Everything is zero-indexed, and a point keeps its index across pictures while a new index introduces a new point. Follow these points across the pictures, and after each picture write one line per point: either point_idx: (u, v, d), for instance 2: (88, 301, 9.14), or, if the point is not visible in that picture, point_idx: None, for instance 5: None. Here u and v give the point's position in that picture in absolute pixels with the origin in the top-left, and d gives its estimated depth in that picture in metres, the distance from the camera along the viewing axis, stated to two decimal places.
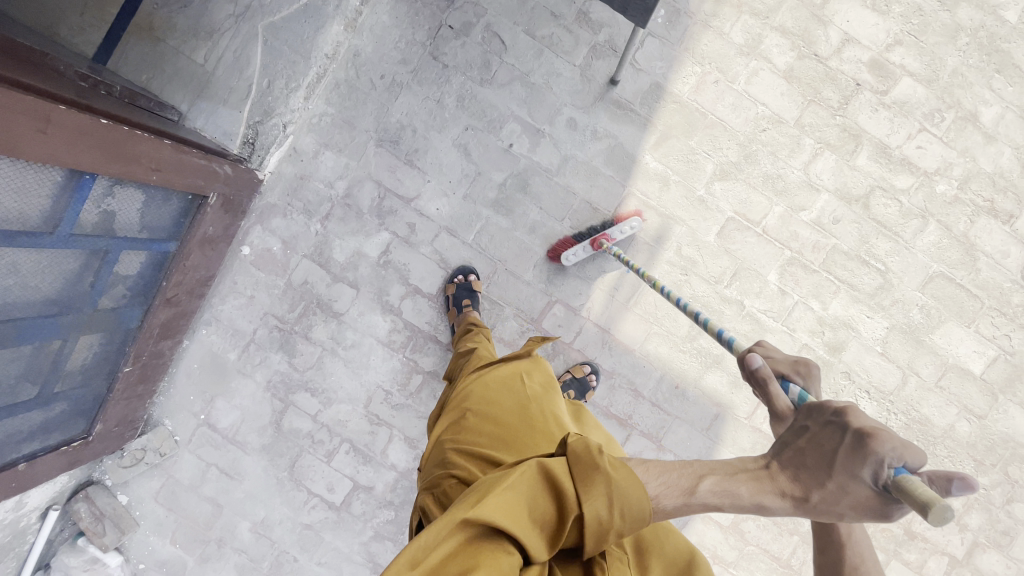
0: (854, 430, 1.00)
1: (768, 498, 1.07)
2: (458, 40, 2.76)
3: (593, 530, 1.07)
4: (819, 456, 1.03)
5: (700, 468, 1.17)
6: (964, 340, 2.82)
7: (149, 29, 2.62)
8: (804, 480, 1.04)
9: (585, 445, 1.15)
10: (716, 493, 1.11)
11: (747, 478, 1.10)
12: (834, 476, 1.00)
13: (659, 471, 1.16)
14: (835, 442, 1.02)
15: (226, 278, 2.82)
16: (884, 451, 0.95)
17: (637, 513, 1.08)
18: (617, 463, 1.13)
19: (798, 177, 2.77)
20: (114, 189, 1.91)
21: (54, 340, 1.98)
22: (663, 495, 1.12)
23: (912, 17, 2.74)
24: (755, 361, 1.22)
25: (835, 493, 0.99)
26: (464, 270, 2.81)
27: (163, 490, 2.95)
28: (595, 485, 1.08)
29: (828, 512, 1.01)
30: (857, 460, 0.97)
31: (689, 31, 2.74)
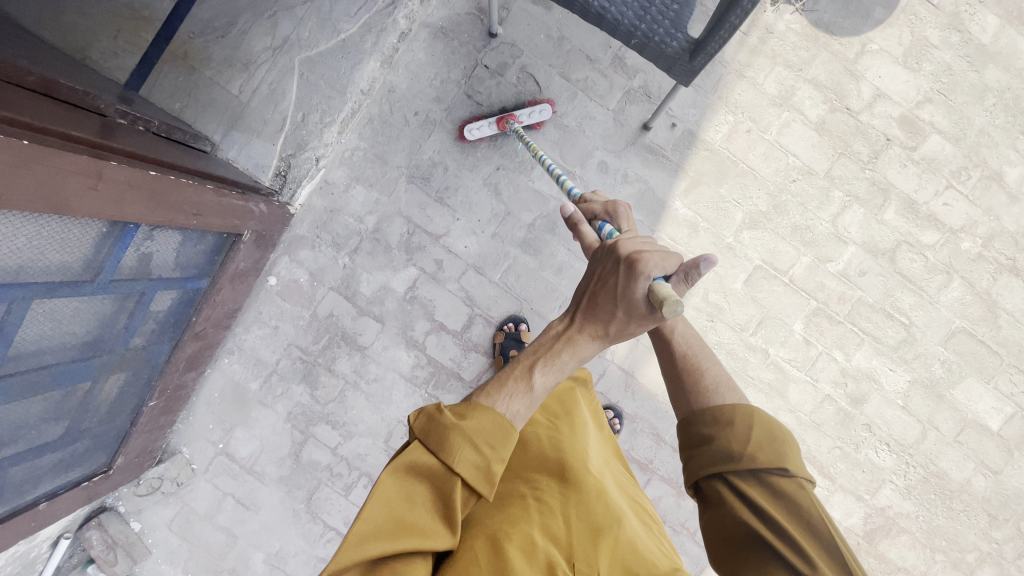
0: (625, 262, 1.23)
1: (581, 347, 1.24)
2: (493, 80, 2.77)
3: (479, 481, 1.05)
4: (608, 293, 1.24)
5: (527, 361, 1.23)
6: (983, 396, 2.84)
7: (184, 58, 2.60)
8: (602, 318, 1.25)
9: (428, 414, 1.10)
10: (549, 374, 1.21)
11: (565, 345, 1.24)
12: (622, 307, 1.22)
13: (499, 388, 1.17)
14: (617, 277, 1.23)
15: (251, 308, 2.80)
16: (647, 268, 1.19)
17: (501, 434, 1.09)
18: (463, 411, 1.11)
19: (826, 229, 2.79)
20: (154, 233, 1.89)
21: (85, 382, 1.96)
22: (513, 404, 1.15)
23: (942, 76, 2.77)
24: (567, 209, 1.44)
25: (625, 319, 1.23)
26: (514, 319, 2.82)
27: (177, 518, 2.92)
28: (453, 445, 1.05)
29: (624, 335, 1.25)
30: (633, 285, 1.19)
31: (723, 80, 2.76)
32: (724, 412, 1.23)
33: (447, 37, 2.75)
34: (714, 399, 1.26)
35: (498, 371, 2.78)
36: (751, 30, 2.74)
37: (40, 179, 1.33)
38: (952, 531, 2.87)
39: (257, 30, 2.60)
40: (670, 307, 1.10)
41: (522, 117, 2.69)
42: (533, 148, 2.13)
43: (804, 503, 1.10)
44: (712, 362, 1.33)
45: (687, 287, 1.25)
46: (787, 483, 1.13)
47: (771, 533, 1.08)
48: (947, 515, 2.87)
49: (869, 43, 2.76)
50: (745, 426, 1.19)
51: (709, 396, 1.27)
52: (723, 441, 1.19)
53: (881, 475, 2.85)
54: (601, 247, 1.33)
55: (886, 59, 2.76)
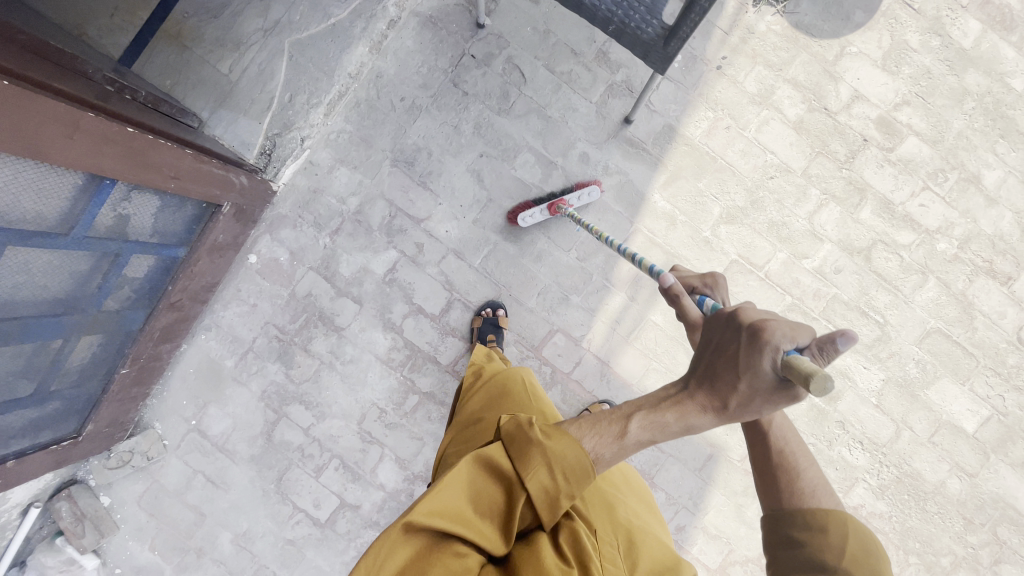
0: (747, 329, 1.07)
1: (693, 416, 1.14)
2: (480, 70, 2.82)
3: (544, 501, 1.11)
4: (727, 364, 1.09)
5: (627, 409, 1.21)
6: (958, 397, 2.85)
7: (177, 37, 2.67)
8: (721, 390, 1.11)
9: (517, 422, 1.18)
10: (645, 429, 1.16)
11: (671, 406, 1.15)
12: (744, 378, 1.06)
13: (590, 425, 1.19)
14: (738, 346, 1.08)
15: (230, 285, 2.82)
16: (775, 338, 1.01)
17: (578, 468, 1.12)
18: (550, 431, 1.16)
19: (803, 226, 2.82)
20: (132, 194, 1.93)
21: (56, 340, 1.98)
22: (598, 446, 1.15)
23: (920, 80, 2.83)
24: (668, 280, 1.38)
25: (749, 393, 1.06)
26: (492, 304, 2.84)
27: (147, 494, 2.90)
28: (532, 460, 1.12)
29: (745, 413, 1.09)
30: (757, 357, 1.03)
31: (704, 77, 2.82)
32: (819, 517, 1.09)
33: (436, 26, 2.80)
34: (809, 502, 1.12)
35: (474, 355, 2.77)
36: (732, 30, 2.81)
37: (15, 122, 1.39)
38: (926, 534, 2.85)
39: (250, 12, 2.67)
40: (818, 385, 0.87)
41: (573, 202, 2.74)
42: (601, 236, 2.15)
43: None
44: (809, 461, 1.18)
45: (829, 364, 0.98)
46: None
47: None
48: (920, 517, 2.85)
49: (848, 45, 2.82)
50: (840, 535, 1.05)
51: (804, 499, 1.12)
52: (816, 549, 1.05)
53: (854, 474, 2.84)
54: (719, 312, 1.19)
55: (864, 61, 2.82)
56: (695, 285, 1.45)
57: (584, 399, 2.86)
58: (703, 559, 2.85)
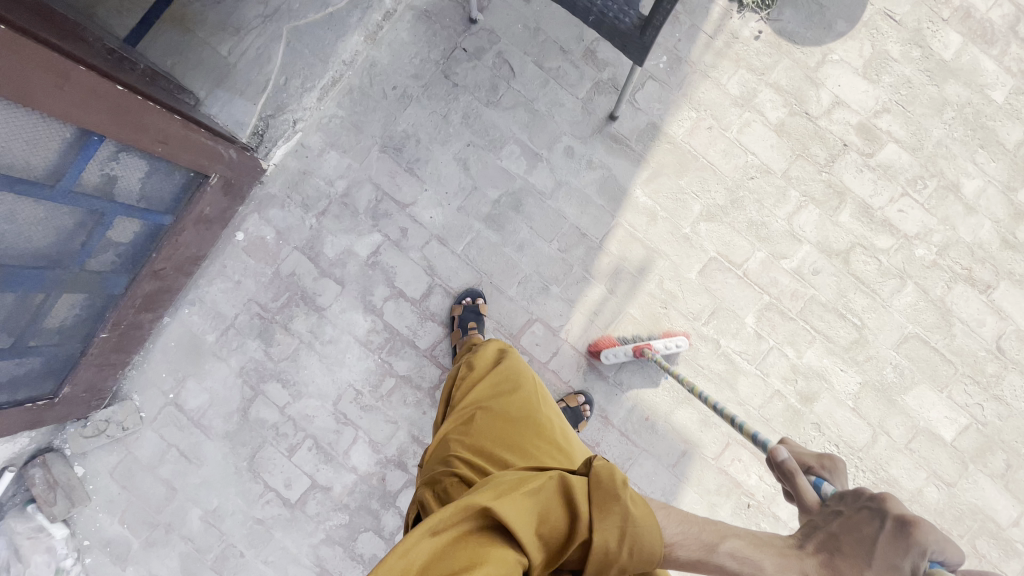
0: (893, 518, 0.97)
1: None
2: (471, 63, 2.91)
3: (599, 559, 1.07)
4: (856, 545, 0.99)
5: (723, 526, 1.16)
6: (936, 404, 2.85)
7: (182, 20, 2.78)
8: (839, 570, 0.99)
9: (612, 474, 1.14)
10: (736, 558, 1.11)
11: (773, 553, 1.08)
12: (874, 574, 0.95)
13: (680, 518, 1.16)
14: (876, 531, 0.98)
15: (217, 261, 2.87)
16: (927, 543, 0.93)
17: (647, 550, 1.08)
18: (638, 498, 1.13)
19: (782, 227, 2.85)
20: (121, 155, 2.02)
21: (36, 293, 2.06)
22: (676, 544, 1.12)
23: (901, 88, 2.90)
24: (781, 453, 1.17)
25: None
26: (471, 293, 2.87)
27: (120, 466, 2.90)
28: (611, 514, 1.09)
29: None
30: (904, 554, 0.94)
31: (689, 78, 2.89)
32: None
33: (430, 20, 2.90)
34: None
35: (455, 343, 2.77)
36: (717, 34, 2.90)
37: (1, 62, 1.52)
38: None
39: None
40: None
41: (660, 348, 2.75)
42: (697, 389, 2.18)
43: None
44: None
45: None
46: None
47: None
48: None
49: (830, 53, 2.90)
50: None
51: None
52: None
53: None
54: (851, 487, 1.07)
55: (845, 69, 2.89)
56: (809, 463, 1.19)
57: (560, 390, 2.86)
58: None
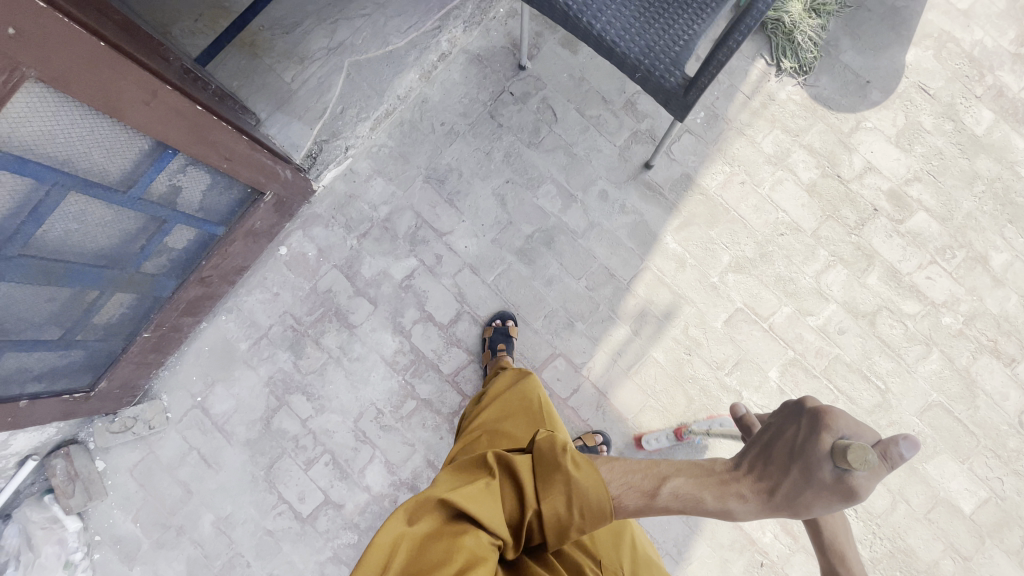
0: (808, 412, 1.18)
1: (733, 500, 1.20)
2: (516, 106, 3.06)
3: (556, 525, 1.21)
4: (783, 448, 1.19)
5: (666, 469, 1.28)
6: (957, 475, 2.83)
7: (251, 47, 2.98)
8: (770, 475, 1.19)
9: (551, 445, 1.29)
10: (679, 495, 1.24)
11: (712, 484, 1.23)
12: (797, 465, 1.15)
13: (622, 470, 1.27)
14: (796, 430, 1.18)
15: (258, 272, 2.99)
16: (838, 424, 1.13)
17: (596, 507, 1.20)
18: (580, 463, 1.25)
19: (809, 284, 2.89)
20: (188, 168, 2.14)
21: (91, 290, 2.18)
22: (625, 495, 1.23)
23: (932, 159, 2.98)
24: (741, 408, 1.53)
25: (799, 485, 1.14)
26: (502, 314, 2.95)
27: (140, 464, 2.96)
28: (555, 481, 1.22)
29: (793, 503, 1.15)
30: (816, 438, 1.13)
31: (724, 134, 3.01)
32: None
33: (482, 63, 3.08)
34: None
35: (485, 364, 2.85)
36: (754, 95, 3.02)
37: (100, 78, 1.62)
38: None
39: (318, 32, 2.97)
40: (860, 455, 1.05)
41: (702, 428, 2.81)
42: None
43: None
44: None
45: (886, 467, 1.09)
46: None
47: None
48: None
49: (864, 120, 3.00)
50: None
51: None
52: None
53: None
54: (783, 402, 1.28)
55: (878, 137, 2.98)
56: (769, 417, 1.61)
57: (578, 427, 2.87)
58: None
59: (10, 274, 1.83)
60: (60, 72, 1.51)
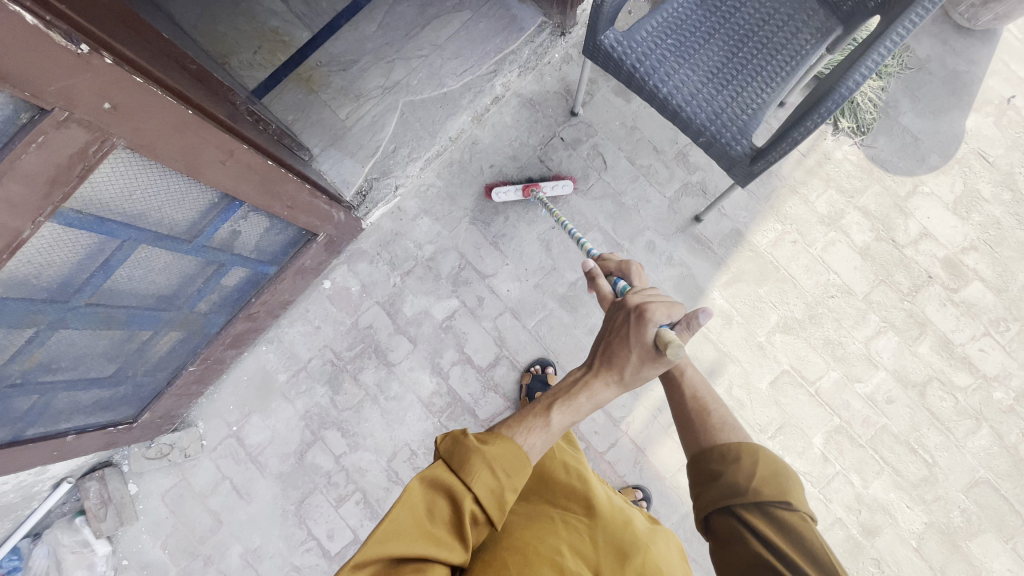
0: (635, 311, 1.39)
1: (597, 391, 1.37)
2: (566, 152, 3.05)
3: (491, 503, 1.12)
4: (621, 341, 1.39)
5: (543, 399, 1.36)
6: (1004, 557, 2.74)
7: (308, 82, 3.02)
8: (617, 366, 1.38)
9: (449, 437, 1.16)
10: (563, 413, 1.33)
11: (582, 391, 1.37)
12: (637, 352, 1.36)
13: (517, 421, 1.28)
14: (629, 324, 1.39)
15: (301, 304, 2.99)
16: (655, 314, 1.37)
17: (516, 464, 1.15)
18: (485, 437, 1.17)
19: (858, 349, 2.83)
20: (250, 215, 2.16)
21: (148, 331, 2.21)
22: (529, 436, 1.25)
23: (990, 229, 2.91)
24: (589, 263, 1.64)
25: (638, 365, 1.36)
26: (542, 361, 2.94)
27: (173, 490, 2.96)
28: (472, 467, 1.11)
29: (637, 380, 1.39)
30: (644, 332, 1.35)
31: (777, 191, 2.96)
32: (728, 447, 1.34)
33: (534, 108, 3.08)
34: (719, 437, 1.37)
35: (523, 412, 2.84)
36: (809, 153, 2.98)
37: (183, 141, 1.64)
38: None
39: (374, 71, 2.99)
40: (675, 349, 1.26)
41: (547, 189, 2.92)
42: None
43: (805, 532, 1.18)
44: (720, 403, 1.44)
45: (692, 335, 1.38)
46: (791, 515, 1.21)
47: (758, 543, 1.19)
48: None
49: (921, 184, 2.94)
50: (751, 463, 1.29)
51: (715, 433, 1.38)
52: (731, 476, 1.29)
53: None
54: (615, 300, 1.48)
55: (935, 202, 2.93)
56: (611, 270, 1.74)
57: (614, 482, 2.82)
58: None
59: (75, 321, 1.86)
60: (148, 140, 1.53)
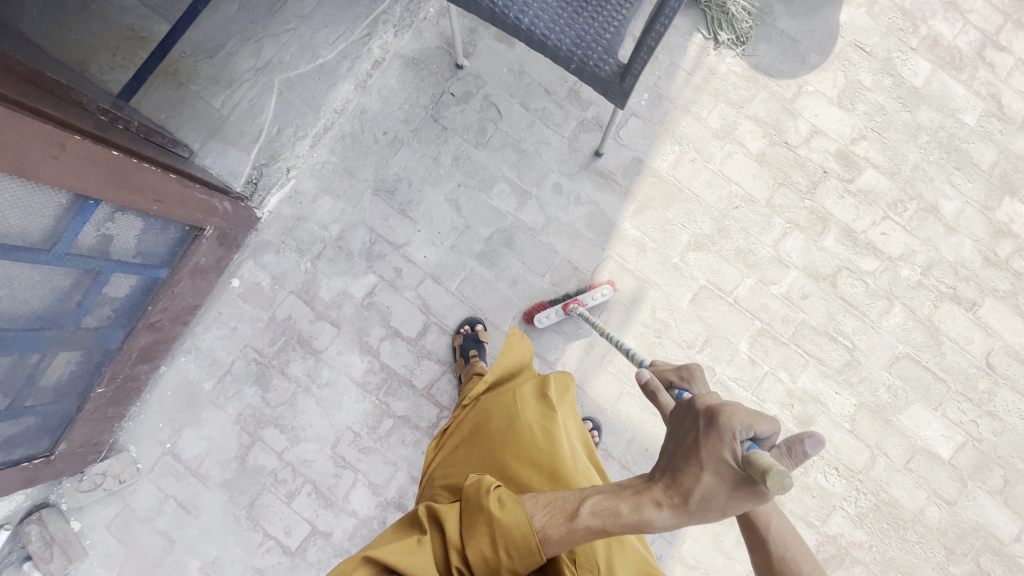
0: (707, 413, 1.11)
1: (649, 509, 1.12)
2: (459, 106, 2.99)
3: (484, 566, 1.23)
4: (688, 454, 1.10)
5: (580, 496, 1.23)
6: (931, 423, 2.90)
7: (175, 75, 2.86)
8: (681, 484, 1.10)
9: (478, 487, 1.31)
10: (596, 515, 1.17)
11: (628, 497, 1.16)
12: (709, 470, 1.07)
13: (546, 500, 1.26)
14: (697, 433, 1.10)
15: (213, 308, 2.89)
16: (733, 424, 1.06)
17: (519, 542, 1.21)
18: (505, 501, 1.26)
19: (769, 253, 2.91)
20: (116, 215, 2.11)
21: (34, 354, 2.11)
22: (549, 524, 1.21)
23: (875, 116, 3.01)
24: (644, 374, 1.36)
25: (709, 490, 1.07)
26: (470, 321, 2.90)
27: (117, 520, 2.84)
28: (478, 524, 1.25)
29: (707, 509, 1.08)
30: (718, 445, 1.06)
31: (670, 114, 2.99)
32: None
33: (418, 66, 2.98)
34: None
35: (459, 373, 2.81)
36: (695, 71, 3.01)
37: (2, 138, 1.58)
38: (908, 564, 2.83)
39: (243, 54, 2.88)
40: (776, 480, 0.91)
41: (587, 301, 2.82)
42: None
43: None
44: (806, 558, 1.20)
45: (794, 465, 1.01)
46: None
47: None
48: (901, 547, 2.83)
49: (805, 84, 3.01)
50: None
51: None
52: None
53: (830, 501, 2.84)
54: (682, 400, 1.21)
55: (821, 99, 3.00)
56: (670, 377, 1.48)
57: None
58: None
59: None
60: None
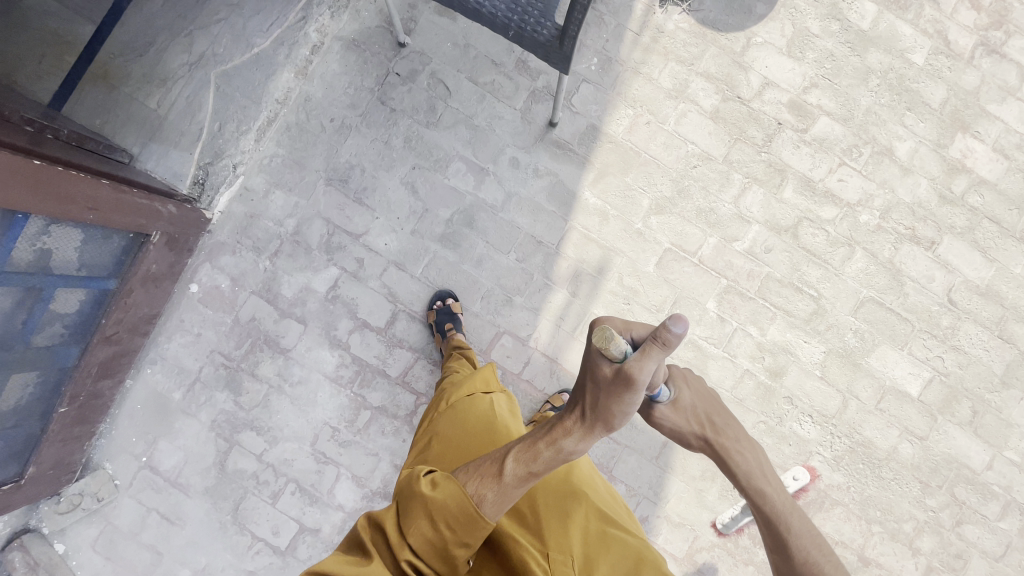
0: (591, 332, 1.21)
1: (562, 438, 1.18)
2: (405, 86, 2.91)
3: (433, 551, 1.14)
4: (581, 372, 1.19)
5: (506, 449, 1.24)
6: (899, 362, 2.96)
7: (104, 77, 2.74)
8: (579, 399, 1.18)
9: (408, 479, 1.23)
10: (518, 461, 1.18)
11: (544, 432, 1.21)
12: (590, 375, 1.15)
13: (474, 467, 1.23)
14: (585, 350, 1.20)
15: (173, 316, 2.82)
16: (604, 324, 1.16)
17: (460, 515, 1.15)
18: (437, 481, 1.20)
19: (729, 211, 2.91)
20: (50, 228, 2.05)
21: None
22: (482, 487, 1.17)
23: (825, 63, 3.00)
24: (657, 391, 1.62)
25: (596, 393, 1.14)
26: (441, 295, 2.84)
27: (101, 538, 2.81)
28: (415, 510, 1.16)
29: (601, 412, 1.14)
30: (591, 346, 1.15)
31: (621, 77, 2.94)
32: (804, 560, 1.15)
33: (359, 48, 2.90)
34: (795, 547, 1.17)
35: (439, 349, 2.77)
36: (643, 31, 2.96)
37: None
38: (885, 501, 2.91)
39: (175, 50, 2.77)
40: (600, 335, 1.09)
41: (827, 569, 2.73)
42: None
43: None
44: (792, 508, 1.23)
45: (663, 347, 1.05)
46: None
47: None
48: (878, 485, 2.91)
49: (753, 36, 2.98)
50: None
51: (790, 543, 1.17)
52: None
53: (807, 447, 2.91)
54: None
55: (770, 50, 2.98)
56: None
57: (537, 398, 2.87)
58: (669, 549, 2.84)
59: None
60: None
